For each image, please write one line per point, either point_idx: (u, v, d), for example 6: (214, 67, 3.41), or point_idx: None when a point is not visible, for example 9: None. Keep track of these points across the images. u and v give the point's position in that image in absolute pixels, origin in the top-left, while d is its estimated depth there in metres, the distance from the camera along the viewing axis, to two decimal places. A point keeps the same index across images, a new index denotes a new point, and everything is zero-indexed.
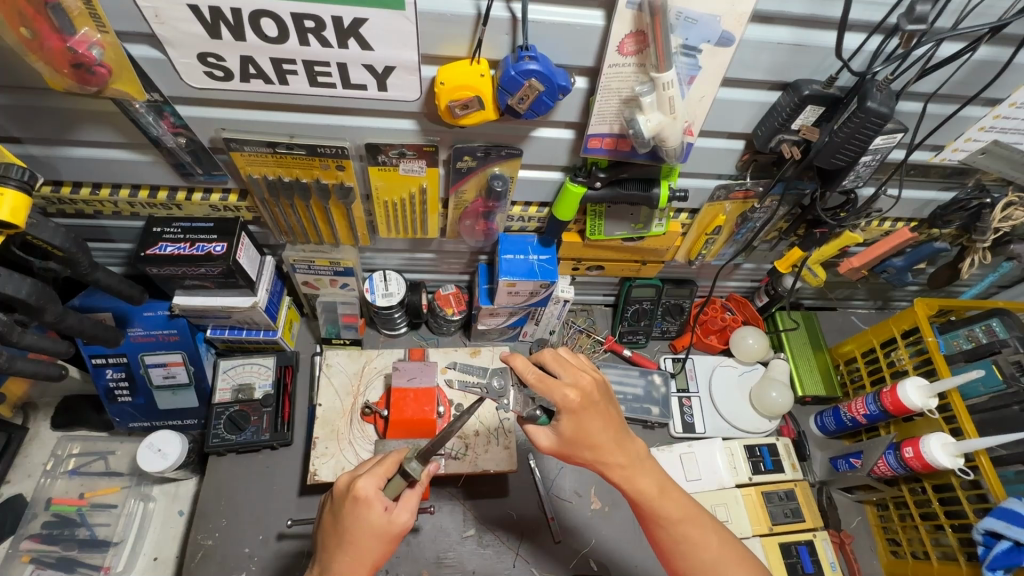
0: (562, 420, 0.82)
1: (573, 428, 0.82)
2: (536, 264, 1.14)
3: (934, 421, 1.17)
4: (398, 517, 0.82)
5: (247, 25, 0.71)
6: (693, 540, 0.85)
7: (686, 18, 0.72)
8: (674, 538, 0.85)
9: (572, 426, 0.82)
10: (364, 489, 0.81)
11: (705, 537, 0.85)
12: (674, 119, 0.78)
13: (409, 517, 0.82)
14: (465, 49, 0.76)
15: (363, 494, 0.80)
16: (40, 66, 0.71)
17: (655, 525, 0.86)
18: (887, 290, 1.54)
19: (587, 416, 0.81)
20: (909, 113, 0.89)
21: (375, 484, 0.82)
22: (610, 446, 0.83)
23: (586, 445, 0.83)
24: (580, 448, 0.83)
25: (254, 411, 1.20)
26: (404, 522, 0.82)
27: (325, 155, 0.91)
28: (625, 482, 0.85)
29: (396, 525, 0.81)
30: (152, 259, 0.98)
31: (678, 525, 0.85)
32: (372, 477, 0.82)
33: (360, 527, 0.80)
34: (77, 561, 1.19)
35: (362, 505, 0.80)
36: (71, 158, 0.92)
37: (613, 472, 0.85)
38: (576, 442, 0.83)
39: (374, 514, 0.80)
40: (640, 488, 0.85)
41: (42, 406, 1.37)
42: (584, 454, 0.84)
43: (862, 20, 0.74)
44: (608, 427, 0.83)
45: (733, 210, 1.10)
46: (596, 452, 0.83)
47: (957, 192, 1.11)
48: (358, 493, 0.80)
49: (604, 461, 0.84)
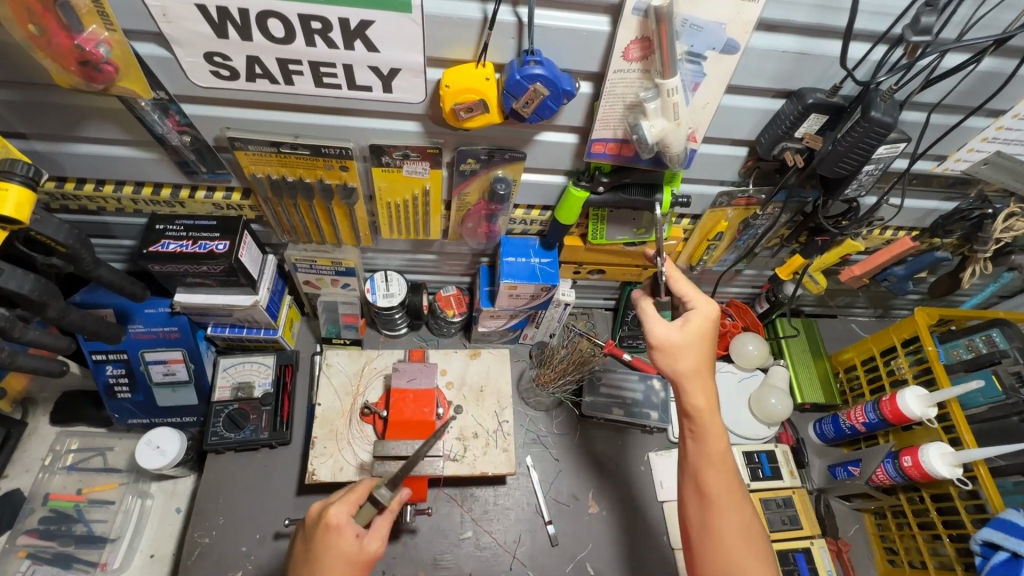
0: (692, 321, 0.89)
1: (687, 337, 0.88)
2: (538, 267, 1.14)
3: (933, 430, 1.17)
4: (369, 544, 0.82)
5: (254, 26, 0.71)
6: (735, 496, 0.85)
7: (691, 25, 0.72)
8: (727, 490, 0.85)
9: (694, 330, 0.89)
10: (335, 516, 0.82)
11: (744, 499, 0.86)
12: (678, 126, 0.79)
13: (381, 544, 0.83)
14: (471, 52, 0.76)
15: (334, 521, 0.81)
16: (47, 63, 0.72)
17: (709, 466, 0.86)
18: (888, 298, 1.55)
19: (703, 334, 0.89)
20: (913, 123, 0.90)
21: (347, 510, 0.83)
22: (702, 372, 0.88)
23: (689, 352, 0.88)
24: (682, 354, 0.88)
25: (253, 409, 1.20)
26: (375, 549, 0.83)
27: (328, 155, 0.91)
28: (704, 412, 0.87)
29: (366, 553, 0.82)
30: (154, 257, 0.99)
31: (730, 477, 0.86)
32: (344, 504, 0.84)
33: (332, 555, 0.80)
34: (74, 557, 1.19)
35: (333, 533, 0.81)
36: (75, 154, 0.92)
37: (695, 396, 0.88)
38: (685, 347, 0.88)
39: (344, 542, 0.81)
40: (715, 425, 0.88)
41: (41, 401, 1.37)
42: (688, 360, 0.88)
43: (867, 30, 0.74)
44: (709, 355, 0.90)
45: (736, 216, 1.10)
46: (694, 365, 0.88)
47: (959, 203, 1.12)
48: (330, 521, 0.82)
49: (698, 379, 0.88)
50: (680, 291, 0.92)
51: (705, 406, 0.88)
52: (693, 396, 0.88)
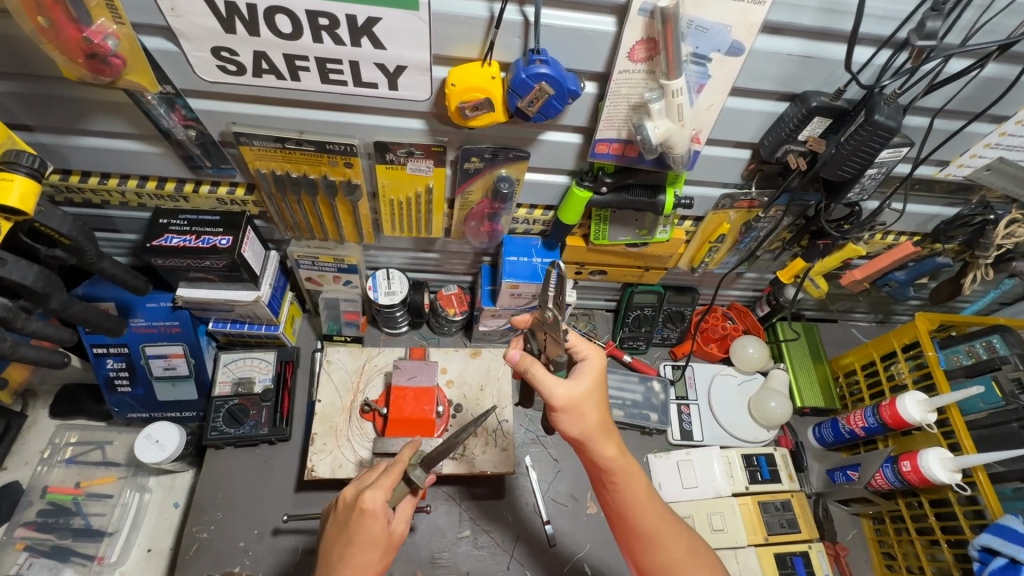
0: (585, 373, 0.85)
1: (584, 389, 0.84)
2: (539, 267, 1.14)
3: (932, 436, 1.18)
4: (397, 527, 0.84)
5: (262, 21, 0.71)
6: (671, 526, 0.87)
7: (697, 26, 0.72)
8: (660, 525, 0.86)
9: (588, 382, 0.85)
10: (370, 502, 0.80)
11: (679, 524, 0.88)
12: (682, 127, 0.79)
13: (406, 526, 0.85)
14: (476, 51, 0.77)
15: (370, 506, 0.80)
16: (55, 55, 0.72)
17: (639, 510, 0.85)
18: (889, 303, 1.55)
19: (595, 383, 0.86)
20: (916, 127, 0.90)
21: (382, 497, 0.81)
22: (604, 422, 0.85)
23: (589, 408, 0.84)
24: (585, 411, 0.83)
25: (253, 405, 1.20)
26: (402, 531, 0.85)
27: (333, 151, 0.91)
28: (623, 458, 0.85)
29: (395, 536, 0.83)
30: (158, 251, 0.99)
31: (662, 510, 0.87)
32: (379, 490, 0.81)
33: (364, 540, 0.80)
34: (72, 550, 1.19)
35: (367, 518, 0.80)
36: (80, 147, 0.92)
37: (608, 446, 0.85)
38: (584, 404, 0.83)
39: (378, 527, 0.80)
40: (637, 464, 0.87)
41: (41, 393, 1.37)
42: (590, 417, 0.83)
43: (872, 34, 0.74)
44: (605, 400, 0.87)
45: (738, 218, 1.11)
46: (599, 419, 0.84)
47: (961, 209, 1.12)
48: (365, 505, 0.80)
49: (606, 431, 0.85)
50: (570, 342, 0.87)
51: (621, 451, 0.85)
52: (607, 446, 0.84)
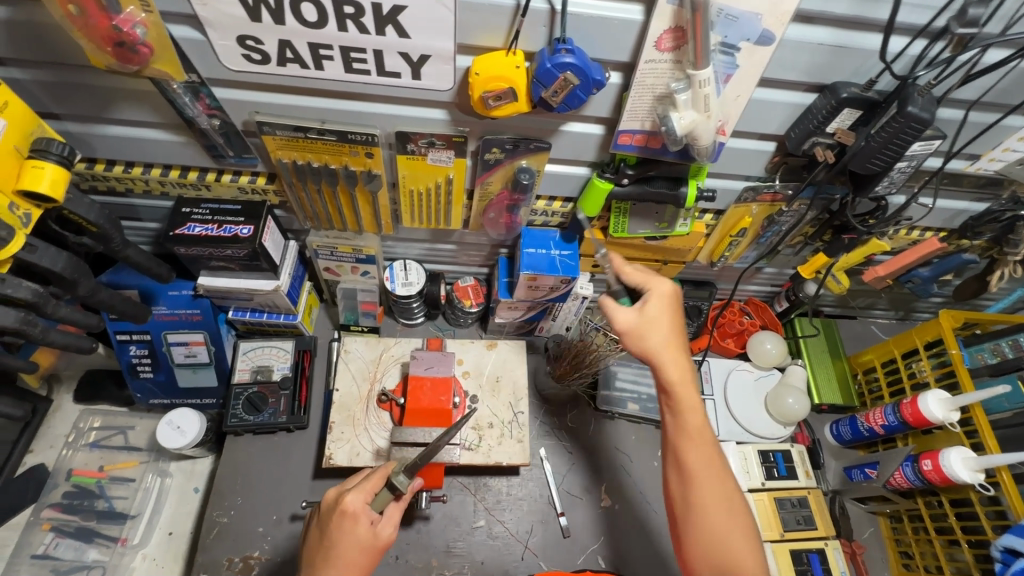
0: (647, 300, 0.91)
1: (654, 312, 0.90)
2: (557, 259, 1.14)
3: (954, 435, 1.16)
4: (382, 530, 0.84)
5: (287, 9, 0.71)
6: (716, 468, 0.84)
7: (727, 15, 0.71)
8: (704, 463, 0.84)
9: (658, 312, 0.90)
10: (351, 503, 0.84)
11: (725, 474, 0.84)
12: (708, 118, 0.78)
13: (392, 530, 0.85)
14: (501, 39, 0.76)
15: (350, 509, 0.84)
16: (84, 43, 0.72)
17: (687, 443, 0.85)
18: (910, 300, 1.52)
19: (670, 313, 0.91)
20: (949, 120, 0.88)
21: (363, 499, 0.85)
22: (676, 341, 0.89)
23: (656, 331, 0.89)
24: (650, 332, 0.89)
25: (271, 393, 1.22)
26: (388, 535, 0.85)
27: (354, 141, 0.91)
28: (678, 386, 0.86)
29: (380, 539, 0.84)
30: (180, 239, 1.00)
31: (710, 448, 0.85)
32: (360, 492, 0.85)
33: (347, 541, 0.82)
34: (96, 532, 1.22)
35: (348, 520, 0.83)
36: (107, 136, 0.93)
37: (669, 370, 0.88)
38: (649, 326, 0.90)
39: (361, 529, 0.83)
40: (692, 396, 0.87)
41: (66, 378, 1.39)
42: (656, 337, 0.89)
43: (908, 23, 0.72)
44: (675, 332, 0.90)
45: (760, 212, 1.09)
46: (664, 345, 0.88)
47: (991, 205, 1.09)
48: (346, 507, 0.84)
49: (670, 356, 0.88)
50: (636, 280, 0.94)
51: (677, 380, 0.87)
52: (667, 371, 0.88)
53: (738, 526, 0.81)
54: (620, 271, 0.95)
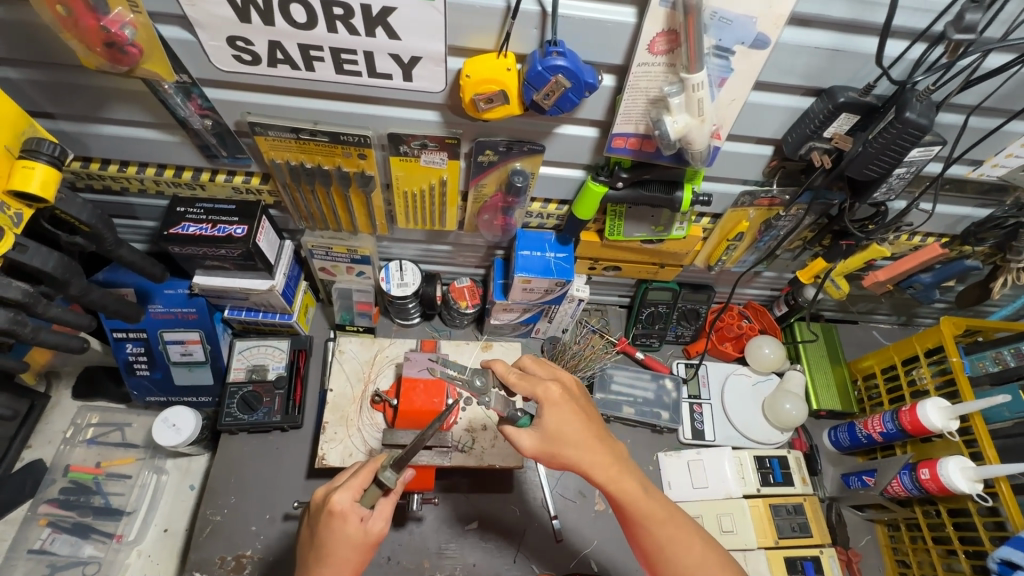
0: (542, 415, 0.83)
1: (556, 420, 0.82)
2: (553, 262, 1.13)
3: (953, 444, 1.14)
4: (373, 526, 0.83)
5: (277, 10, 0.71)
6: (679, 542, 0.81)
7: (721, 18, 0.70)
8: (664, 543, 0.81)
9: (562, 419, 0.82)
10: (339, 503, 0.82)
11: (691, 537, 0.82)
12: (702, 122, 0.77)
13: (385, 525, 0.83)
14: (492, 41, 0.75)
15: (338, 508, 0.81)
16: (74, 44, 0.72)
17: (643, 531, 0.82)
18: (913, 306, 1.50)
19: (573, 412, 0.83)
20: (950, 125, 0.86)
21: (351, 497, 0.83)
22: (590, 433, 0.82)
23: (565, 442, 0.81)
24: (560, 446, 0.81)
25: (266, 392, 1.22)
26: (380, 530, 0.83)
27: (347, 142, 0.91)
28: (611, 487, 0.81)
29: (372, 535, 0.82)
30: (174, 239, 1.00)
31: (664, 527, 0.81)
32: (348, 490, 0.83)
33: (337, 540, 0.81)
34: (92, 528, 1.23)
35: (337, 519, 0.81)
36: (101, 135, 0.93)
37: (596, 473, 0.82)
38: (558, 442, 0.81)
39: (350, 527, 0.81)
40: (627, 485, 0.81)
41: (64, 374, 1.40)
42: (569, 452, 0.81)
43: (906, 27, 0.71)
44: (584, 427, 0.82)
45: (758, 217, 1.08)
46: (580, 450, 0.81)
47: (994, 210, 1.07)
48: (333, 508, 0.82)
49: (588, 458, 0.81)
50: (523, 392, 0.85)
51: (607, 480, 0.81)
52: (596, 474, 0.82)
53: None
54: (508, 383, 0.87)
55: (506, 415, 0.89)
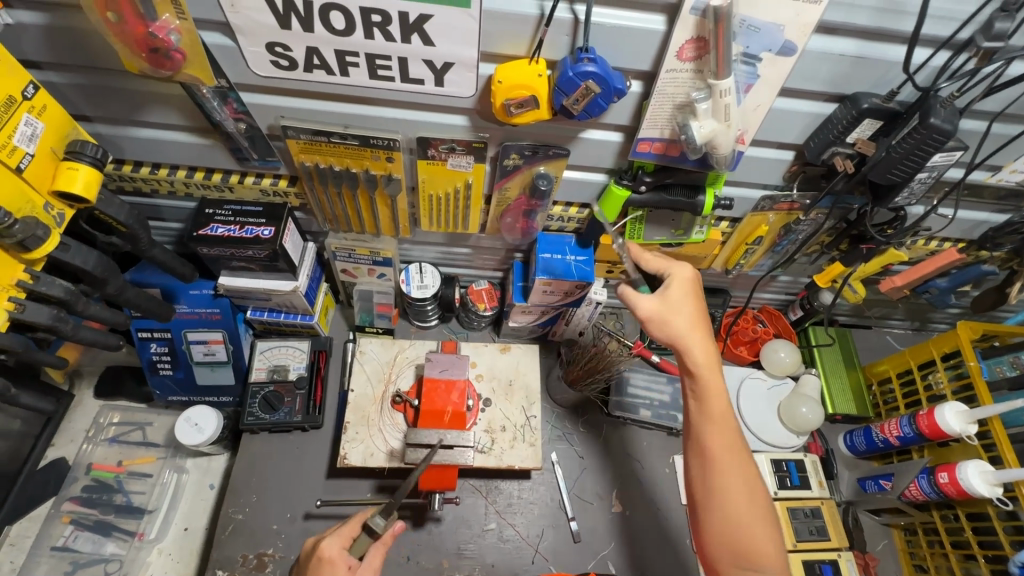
0: (669, 283, 0.90)
1: (676, 293, 0.89)
2: (573, 264, 1.14)
3: (971, 448, 1.15)
4: None
5: (317, 17, 0.73)
6: (740, 451, 0.84)
7: (749, 26, 0.71)
8: (729, 446, 0.84)
9: (681, 297, 0.89)
10: (328, 550, 0.86)
11: (749, 461, 0.84)
12: (728, 128, 0.78)
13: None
14: (524, 48, 0.77)
15: (328, 555, 0.85)
16: (120, 48, 0.74)
17: (713, 426, 0.85)
18: (927, 311, 1.51)
19: (691, 299, 0.89)
20: (971, 131, 0.87)
21: (339, 544, 0.87)
22: (699, 324, 0.88)
23: (679, 314, 0.88)
24: (672, 315, 0.88)
25: (288, 392, 1.24)
26: None
27: (376, 146, 0.93)
28: (703, 369, 0.85)
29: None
30: (203, 240, 1.02)
31: (735, 431, 0.85)
32: (336, 538, 0.87)
33: None
34: (113, 526, 1.24)
35: (326, 566, 0.85)
36: (136, 138, 0.95)
37: (693, 355, 0.86)
38: (673, 309, 0.88)
39: (338, 575, 0.84)
40: (716, 382, 0.85)
41: (87, 374, 1.42)
42: (677, 320, 0.87)
43: (931, 35, 0.72)
44: (697, 314, 0.89)
45: (777, 221, 1.09)
46: (689, 325, 0.87)
47: (1011, 216, 1.08)
48: (323, 554, 0.85)
49: (693, 337, 0.87)
50: (656, 267, 0.93)
51: (702, 362, 0.86)
52: (693, 353, 0.86)
53: (758, 511, 0.82)
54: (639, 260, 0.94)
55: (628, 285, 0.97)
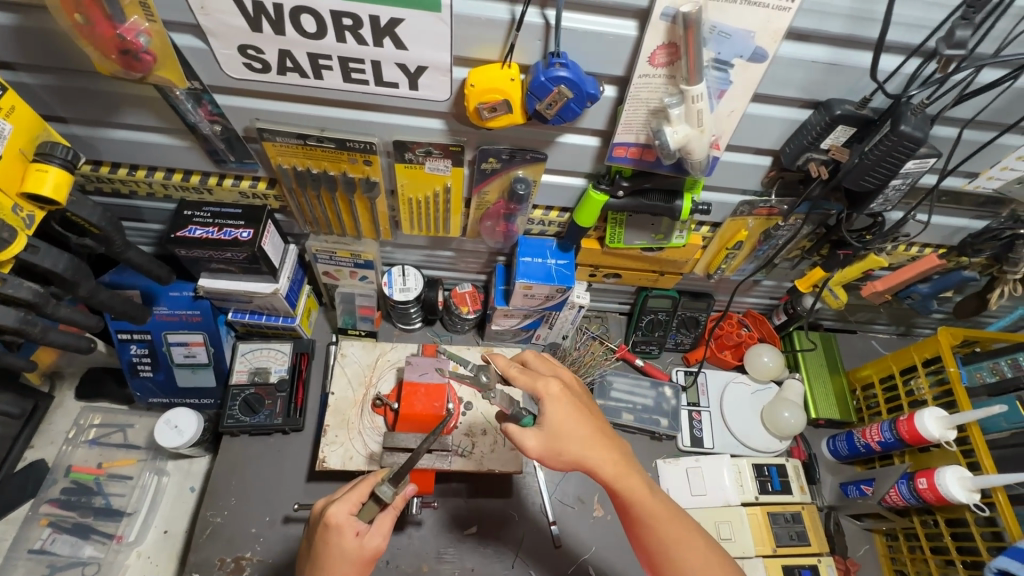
0: (545, 410, 0.84)
1: (559, 416, 0.83)
2: (554, 268, 1.15)
3: (950, 454, 1.15)
4: (369, 541, 0.84)
5: (287, 20, 0.73)
6: (683, 541, 0.81)
7: (720, 32, 0.72)
8: (668, 542, 0.81)
9: (566, 417, 0.83)
10: (335, 515, 0.84)
11: (693, 537, 0.82)
12: (701, 133, 0.78)
13: (382, 540, 0.84)
14: (497, 52, 0.77)
15: (334, 521, 0.83)
16: (90, 51, 0.74)
17: (650, 532, 0.82)
18: (911, 316, 1.51)
19: (578, 412, 0.84)
20: (944, 138, 0.88)
21: (347, 510, 0.85)
22: (594, 430, 0.84)
23: (570, 440, 0.82)
24: (565, 444, 0.82)
25: (268, 395, 1.23)
26: (377, 545, 0.84)
27: (353, 149, 0.93)
28: (617, 481, 0.83)
29: (368, 550, 0.83)
30: (180, 242, 1.01)
31: (669, 525, 0.82)
32: (344, 503, 0.85)
33: (335, 555, 0.82)
34: (92, 528, 1.24)
35: (334, 532, 0.83)
36: (112, 139, 0.95)
37: (601, 468, 0.83)
38: (563, 438, 0.82)
39: (346, 541, 0.83)
40: (632, 482, 0.83)
41: (68, 375, 1.41)
42: (573, 447, 0.82)
43: (901, 42, 0.73)
44: (588, 425, 0.84)
45: (757, 226, 1.09)
46: (583, 445, 0.82)
47: (990, 222, 1.08)
48: (330, 520, 0.84)
49: (594, 452, 0.83)
50: (525, 386, 0.86)
51: (614, 474, 0.83)
52: (602, 470, 0.83)
53: None
54: (508, 378, 0.88)
55: (511, 414, 0.93)
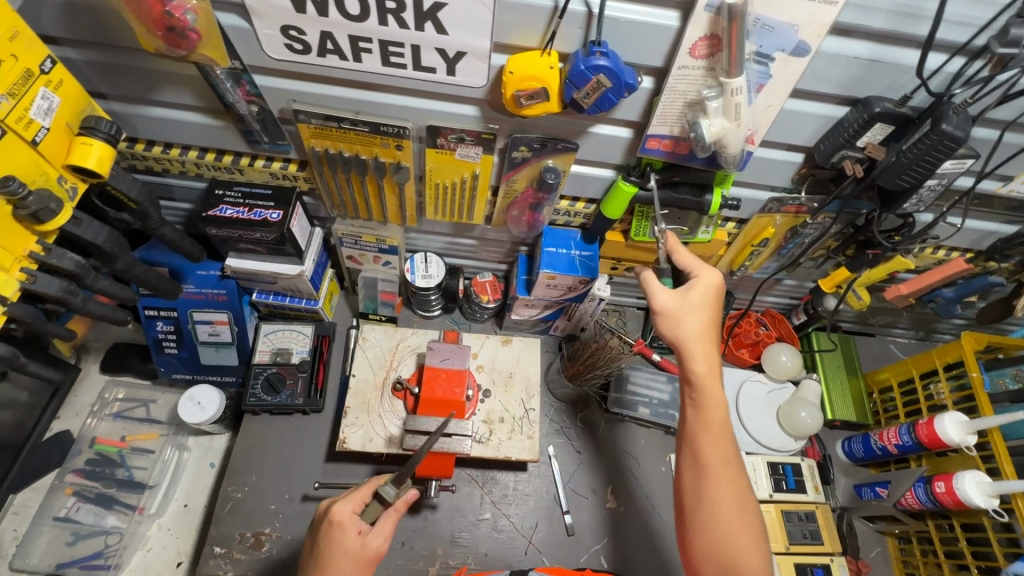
0: (691, 284, 0.90)
1: (688, 298, 0.89)
2: (577, 259, 1.15)
3: (970, 459, 1.14)
4: (371, 541, 0.84)
5: (331, 2, 0.73)
6: (729, 467, 0.83)
7: (763, 25, 0.71)
8: (721, 458, 0.83)
9: (696, 297, 0.89)
10: (339, 512, 0.86)
11: (738, 471, 0.83)
12: (738, 127, 0.78)
13: (383, 542, 0.85)
14: (537, 39, 0.77)
15: (338, 517, 0.85)
16: (136, 25, 0.74)
17: (705, 435, 0.84)
18: (931, 320, 1.50)
19: (707, 307, 0.89)
20: (983, 139, 0.87)
21: (351, 508, 0.87)
22: (708, 331, 0.89)
23: (688, 318, 0.88)
24: (683, 316, 0.88)
25: (290, 375, 1.25)
26: (378, 547, 0.85)
27: (386, 133, 0.93)
28: (704, 380, 0.86)
29: (370, 550, 0.84)
30: (212, 220, 1.03)
31: (727, 447, 0.84)
32: (348, 501, 0.87)
33: (335, 551, 0.84)
34: (115, 499, 1.26)
35: (337, 529, 0.85)
36: (150, 117, 0.96)
37: (699, 362, 0.87)
38: (685, 311, 0.88)
39: (348, 539, 0.84)
40: (715, 392, 0.86)
41: (93, 349, 1.44)
42: (688, 322, 0.88)
43: (946, 41, 0.72)
44: (710, 322, 0.89)
45: (784, 223, 1.09)
46: (699, 330, 0.88)
47: (1020, 227, 1.07)
48: (334, 517, 0.86)
49: (700, 346, 0.87)
50: (683, 263, 0.93)
51: (705, 371, 0.86)
52: (695, 362, 0.87)
53: (745, 528, 0.80)
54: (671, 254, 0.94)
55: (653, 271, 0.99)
